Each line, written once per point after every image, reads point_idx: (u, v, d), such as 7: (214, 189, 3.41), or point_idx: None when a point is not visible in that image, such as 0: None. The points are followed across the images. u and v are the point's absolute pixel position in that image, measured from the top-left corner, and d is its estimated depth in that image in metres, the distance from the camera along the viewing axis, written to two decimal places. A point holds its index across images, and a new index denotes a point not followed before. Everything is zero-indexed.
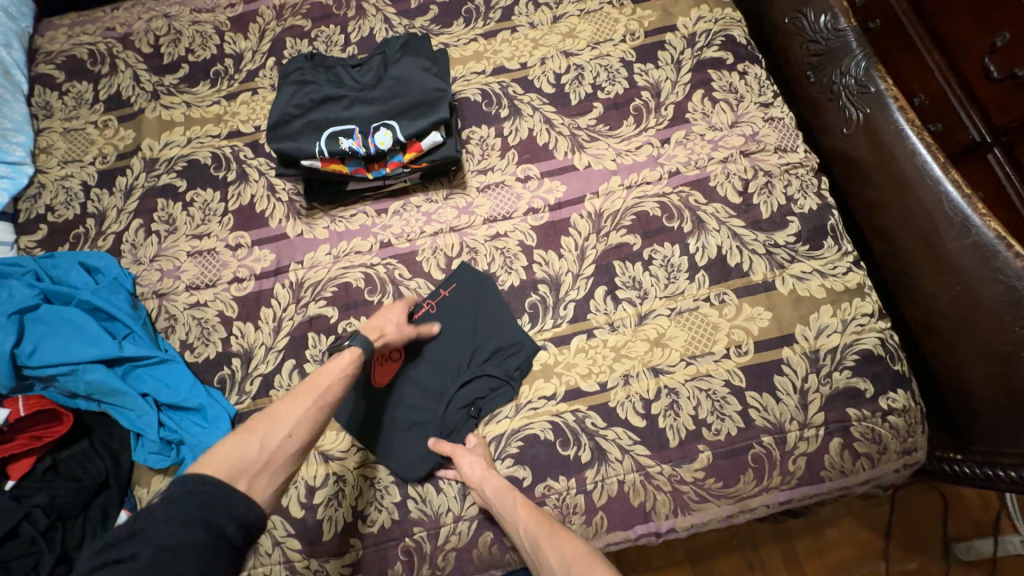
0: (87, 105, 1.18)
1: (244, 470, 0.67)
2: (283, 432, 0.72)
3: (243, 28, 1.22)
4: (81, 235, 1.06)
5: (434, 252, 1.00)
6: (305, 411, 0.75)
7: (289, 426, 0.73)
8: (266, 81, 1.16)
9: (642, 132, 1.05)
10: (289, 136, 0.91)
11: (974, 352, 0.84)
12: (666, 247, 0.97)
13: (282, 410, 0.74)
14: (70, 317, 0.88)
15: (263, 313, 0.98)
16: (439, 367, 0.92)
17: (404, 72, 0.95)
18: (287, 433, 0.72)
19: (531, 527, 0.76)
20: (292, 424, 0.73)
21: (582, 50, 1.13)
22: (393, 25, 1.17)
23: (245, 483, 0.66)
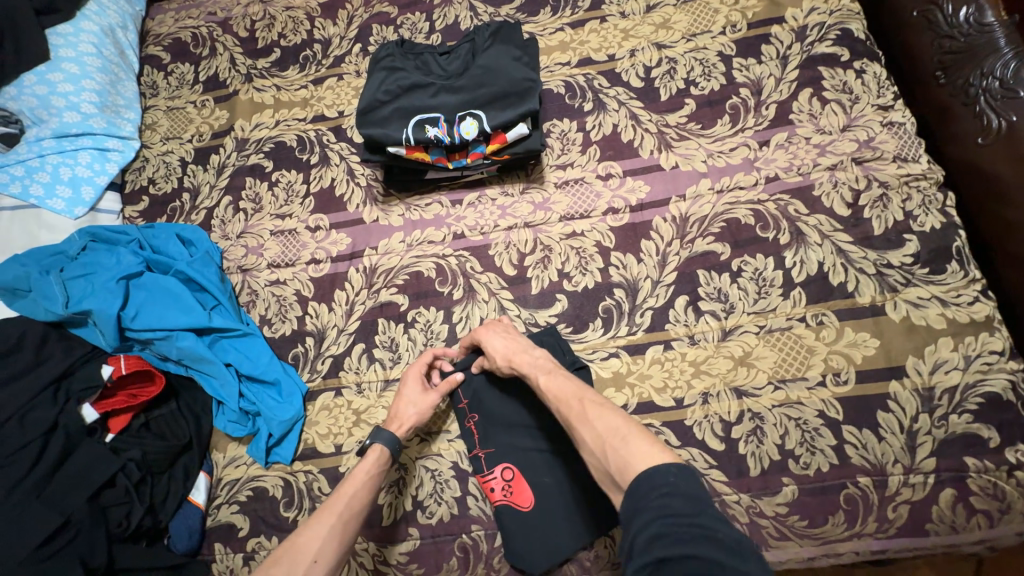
0: (188, 85, 1.25)
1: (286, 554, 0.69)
2: (307, 562, 0.69)
3: (332, 14, 1.24)
4: (177, 209, 1.13)
5: (507, 248, 0.98)
6: (332, 531, 0.72)
7: (314, 552, 0.70)
8: (351, 66, 1.18)
9: (738, 132, 0.98)
10: (378, 122, 0.91)
11: None
12: (758, 259, 0.89)
13: (310, 521, 0.73)
14: (167, 286, 0.93)
15: (337, 296, 1.00)
16: (520, 425, 0.85)
17: (493, 60, 0.92)
18: (315, 559, 0.69)
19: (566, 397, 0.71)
20: (317, 551, 0.70)
21: (676, 42, 1.06)
22: (478, 13, 1.15)
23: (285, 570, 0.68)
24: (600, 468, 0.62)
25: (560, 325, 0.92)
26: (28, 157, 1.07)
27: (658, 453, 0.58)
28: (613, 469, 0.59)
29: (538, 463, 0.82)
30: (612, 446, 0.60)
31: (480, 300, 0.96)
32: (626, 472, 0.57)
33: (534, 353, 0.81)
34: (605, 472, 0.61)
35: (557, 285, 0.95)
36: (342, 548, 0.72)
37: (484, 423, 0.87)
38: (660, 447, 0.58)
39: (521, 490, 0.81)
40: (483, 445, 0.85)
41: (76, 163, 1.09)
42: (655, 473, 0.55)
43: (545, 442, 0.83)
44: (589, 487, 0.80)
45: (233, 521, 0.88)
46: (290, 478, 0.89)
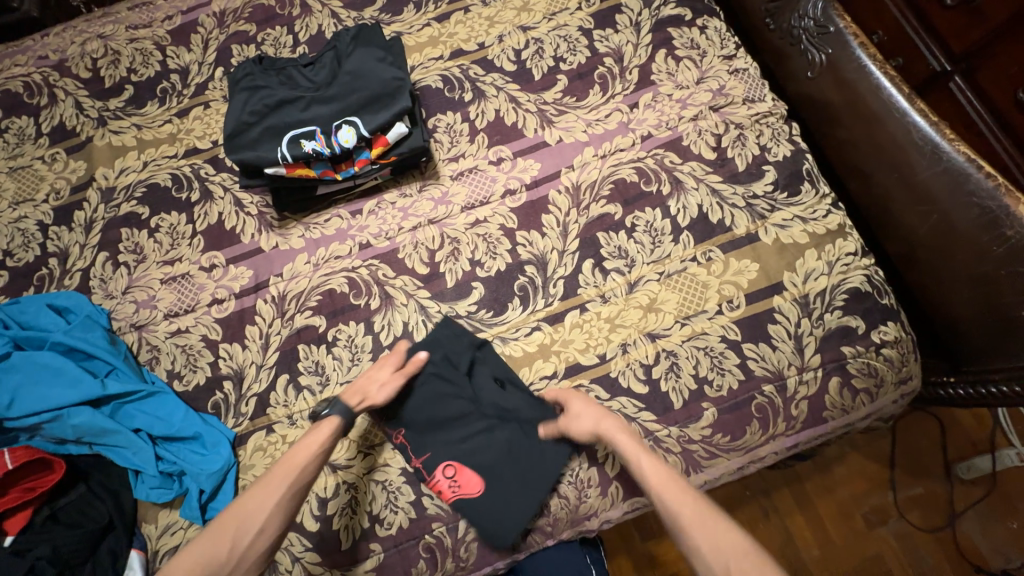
0: (31, 140, 1.12)
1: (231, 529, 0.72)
2: (252, 531, 0.72)
3: (185, 40, 1.16)
4: (46, 277, 1.01)
5: (416, 247, 0.98)
6: (278, 504, 0.74)
7: (259, 523, 0.73)
8: (217, 93, 1.12)
9: (609, 99, 1.04)
10: (248, 145, 0.88)
11: (961, 278, 0.84)
12: (647, 212, 0.96)
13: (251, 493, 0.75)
14: (44, 362, 0.84)
15: (249, 332, 0.95)
16: (445, 421, 0.87)
17: (359, 65, 0.91)
18: (259, 530, 0.73)
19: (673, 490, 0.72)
20: (263, 520, 0.73)
21: (539, 22, 1.10)
22: (342, 19, 1.13)
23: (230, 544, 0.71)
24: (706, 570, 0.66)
25: (481, 312, 0.94)
26: None
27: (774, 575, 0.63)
28: None
29: (479, 444, 0.85)
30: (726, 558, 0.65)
31: (399, 305, 0.95)
32: None
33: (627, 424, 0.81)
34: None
35: (471, 274, 0.96)
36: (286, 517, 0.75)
37: (408, 433, 0.87)
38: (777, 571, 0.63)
39: (472, 478, 0.84)
40: (416, 455, 0.86)
41: None
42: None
43: (475, 425, 0.87)
44: (534, 443, 0.85)
45: None
46: None
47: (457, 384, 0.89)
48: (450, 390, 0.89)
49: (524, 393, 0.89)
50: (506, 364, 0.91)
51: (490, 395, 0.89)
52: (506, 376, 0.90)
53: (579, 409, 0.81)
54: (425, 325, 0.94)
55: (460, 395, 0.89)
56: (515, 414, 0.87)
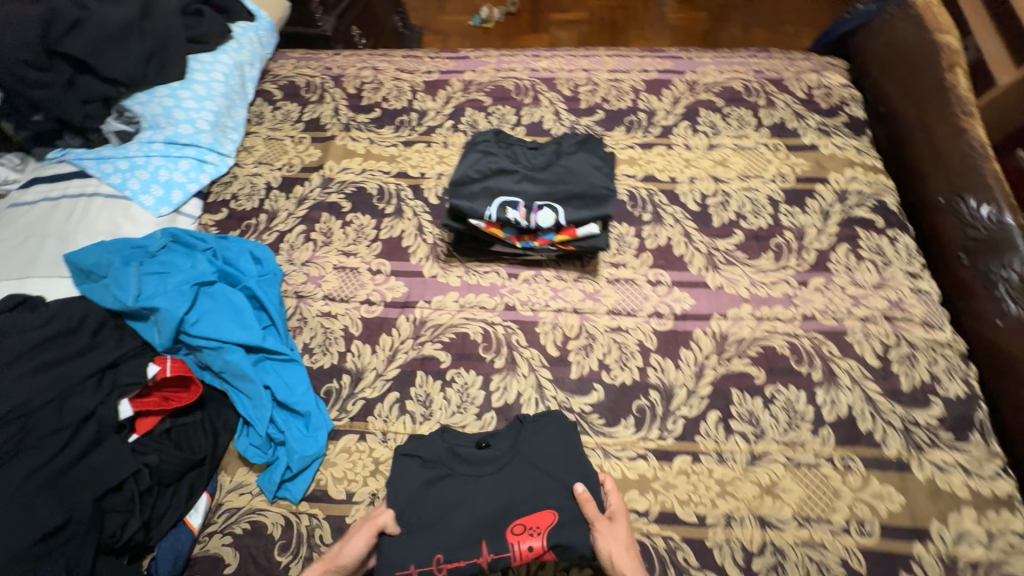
0: (291, 122, 1.39)
1: None
2: None
3: (433, 91, 1.41)
4: (252, 226, 1.20)
5: (554, 328, 1.03)
6: None
7: None
8: (441, 138, 1.32)
9: (781, 269, 1.07)
10: (466, 195, 0.99)
11: None
12: (790, 390, 0.94)
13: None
14: (231, 298, 0.96)
15: (382, 340, 1.03)
16: (466, 503, 0.81)
17: (575, 164, 1.05)
18: None
19: None
20: None
21: (732, 179, 1.20)
22: (562, 119, 1.32)
23: None
24: None
25: (593, 415, 0.94)
26: (136, 155, 1.16)
27: None
28: None
29: (488, 500, 0.81)
30: None
31: (519, 374, 0.98)
32: None
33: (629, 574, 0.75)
34: None
35: (596, 374, 0.98)
36: None
37: (421, 542, 0.78)
38: None
39: (539, 523, 0.79)
40: (445, 553, 0.77)
41: (175, 168, 1.18)
42: None
43: (498, 497, 0.81)
44: (554, 457, 0.85)
45: (221, 554, 0.84)
46: (292, 519, 0.87)
47: (485, 460, 0.85)
48: (445, 471, 0.85)
49: (556, 467, 0.84)
50: (543, 437, 0.87)
51: (500, 454, 0.86)
52: (543, 451, 0.86)
53: (615, 531, 0.78)
54: (537, 403, 0.95)
55: (487, 474, 0.84)
56: (545, 489, 0.82)
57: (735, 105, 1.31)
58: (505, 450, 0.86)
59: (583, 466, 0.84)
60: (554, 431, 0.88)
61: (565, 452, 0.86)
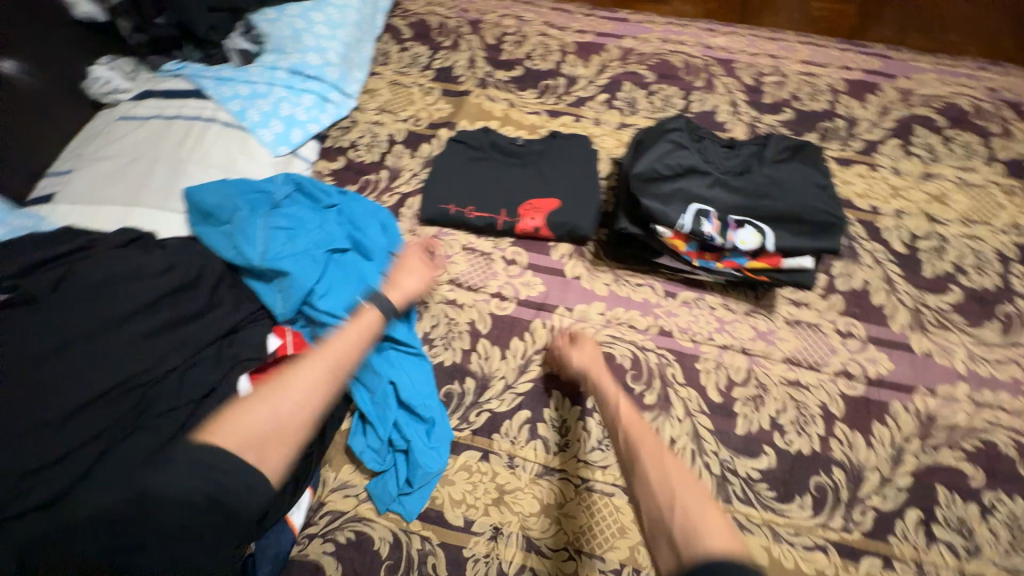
0: (419, 67, 1.21)
1: (253, 440, 0.50)
2: (293, 404, 0.54)
3: (586, 55, 1.21)
4: (370, 182, 1.05)
5: (718, 368, 0.87)
6: (326, 374, 0.58)
7: (293, 399, 0.54)
8: (591, 112, 1.13)
9: (1009, 346, 0.87)
10: (658, 195, 0.81)
11: None
12: (1017, 505, 0.76)
13: (267, 403, 0.53)
14: (364, 271, 0.82)
15: (514, 344, 0.89)
16: (500, 184, 0.99)
17: (781, 175, 0.85)
18: (297, 404, 0.54)
19: (642, 432, 0.64)
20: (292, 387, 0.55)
21: (951, 221, 0.97)
22: (740, 111, 1.10)
23: (257, 459, 0.50)
24: (660, 525, 0.52)
25: (763, 484, 0.78)
26: (258, 81, 1.02)
27: (729, 534, 0.49)
28: (679, 533, 0.50)
29: (517, 181, 1.00)
30: (694, 527, 0.50)
31: (674, 417, 0.83)
32: (692, 538, 0.49)
33: (615, 394, 0.72)
34: (661, 524, 0.53)
35: (766, 434, 0.82)
36: (321, 395, 0.57)
37: (459, 195, 0.99)
38: (730, 528, 0.50)
39: (548, 205, 0.96)
40: (475, 205, 0.97)
41: (298, 103, 1.03)
42: (724, 558, 0.46)
43: (525, 185, 0.99)
44: (567, 161, 1.02)
45: (320, 563, 0.73)
46: (401, 537, 0.75)
47: (523, 149, 1.04)
48: (489, 159, 1.03)
49: (563, 171, 1.00)
50: (552, 149, 1.04)
51: (530, 155, 1.03)
52: (568, 160, 1.02)
53: (584, 351, 0.81)
54: (693, 457, 0.80)
55: (521, 159, 1.03)
56: (558, 191, 0.98)
57: (960, 127, 1.07)
58: (543, 152, 1.04)
59: (592, 182, 0.99)
60: (573, 156, 1.02)
61: (578, 166, 1.01)
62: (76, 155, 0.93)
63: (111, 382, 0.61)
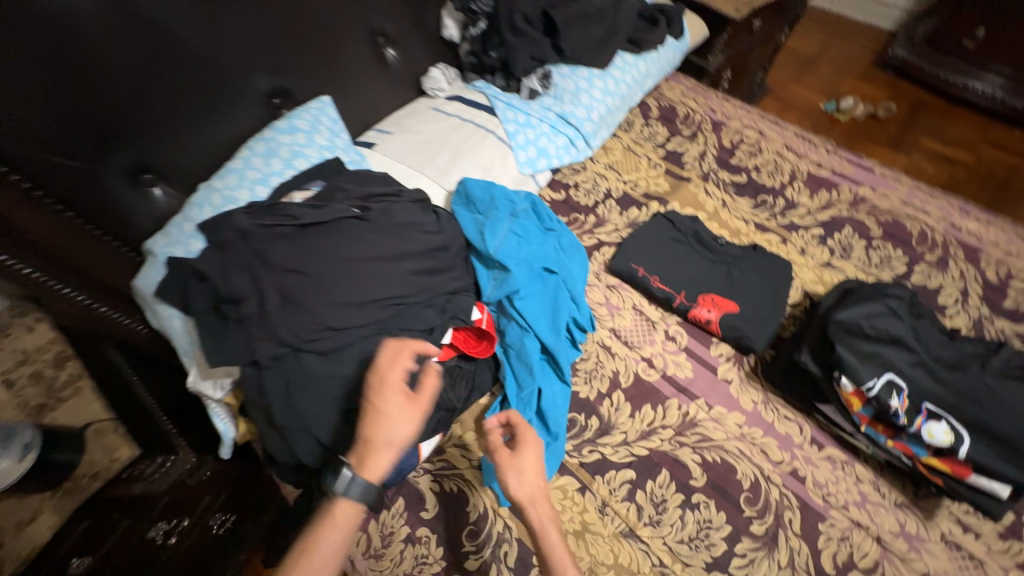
0: (654, 144, 1.37)
1: None
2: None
3: (814, 187, 1.24)
4: (578, 220, 1.21)
5: (843, 541, 0.82)
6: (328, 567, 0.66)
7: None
8: (800, 240, 1.15)
9: None
10: (852, 349, 0.82)
11: None
12: None
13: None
14: (557, 294, 0.98)
15: (645, 409, 0.95)
16: (689, 268, 1.09)
17: (1002, 390, 0.79)
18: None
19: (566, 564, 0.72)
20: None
21: None
22: (969, 303, 1.03)
23: None
24: None
25: None
26: (533, 115, 1.27)
27: None
28: None
29: (706, 272, 1.08)
30: None
31: (775, 560, 0.81)
32: None
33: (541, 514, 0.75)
34: None
35: None
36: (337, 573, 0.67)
37: (650, 261, 1.10)
38: None
39: (726, 306, 1.02)
40: (660, 276, 1.08)
41: (553, 141, 1.26)
42: None
43: (711, 279, 1.07)
44: (760, 276, 1.07)
45: (424, 495, 0.87)
46: (489, 515, 0.85)
47: (722, 247, 1.12)
48: (688, 245, 1.13)
49: (752, 282, 1.06)
50: (750, 258, 1.10)
51: (726, 255, 1.11)
52: (761, 275, 1.07)
53: (524, 467, 0.77)
54: None
55: (717, 254, 1.11)
56: (740, 298, 1.04)
57: None
58: (739, 257, 1.10)
59: (777, 304, 1.03)
60: (768, 274, 1.07)
61: (768, 284, 1.06)
62: (398, 122, 1.27)
63: (383, 306, 0.81)
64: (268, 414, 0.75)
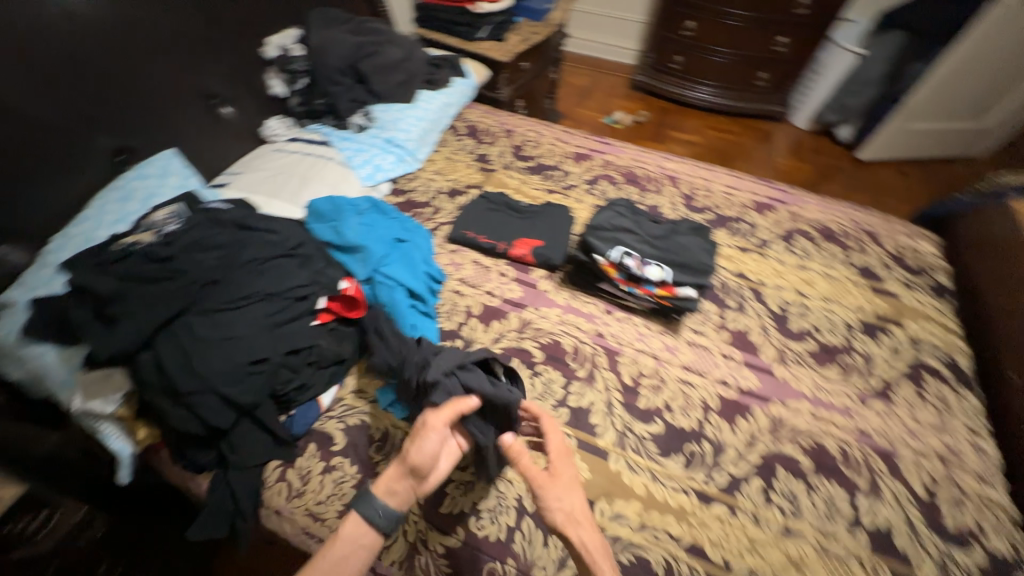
0: (466, 152, 1.79)
1: None
2: None
3: (579, 161, 1.77)
4: (419, 213, 1.54)
5: (633, 363, 1.21)
6: None
7: None
8: (576, 194, 1.64)
9: (845, 383, 1.19)
10: (598, 239, 1.28)
11: None
12: (832, 486, 1.02)
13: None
14: (410, 257, 1.27)
15: (493, 324, 1.27)
16: (503, 224, 1.48)
17: (684, 242, 1.31)
18: None
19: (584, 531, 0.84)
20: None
21: (815, 297, 1.36)
22: (678, 208, 1.59)
23: None
24: None
25: (650, 441, 1.08)
26: (364, 143, 1.60)
27: None
28: None
29: (516, 224, 1.48)
30: None
31: (595, 388, 1.17)
32: None
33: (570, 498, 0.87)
34: None
35: (659, 410, 1.13)
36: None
37: (476, 226, 1.47)
38: None
39: (532, 242, 1.43)
40: (485, 234, 1.45)
41: (385, 159, 1.59)
42: None
43: (520, 227, 1.47)
44: (551, 219, 1.50)
45: (332, 433, 1.06)
46: (390, 430, 1.07)
47: (524, 207, 1.54)
48: (502, 210, 1.53)
49: (548, 223, 1.49)
50: (544, 210, 1.54)
51: (527, 210, 1.53)
52: (553, 218, 1.51)
53: (558, 481, 0.88)
54: (603, 414, 1.12)
55: (521, 211, 1.53)
56: (541, 234, 1.45)
57: (830, 241, 1.52)
58: (536, 211, 1.54)
59: (566, 233, 1.46)
60: (556, 217, 1.51)
61: (557, 223, 1.49)
62: (246, 165, 1.48)
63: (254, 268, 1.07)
64: (173, 388, 0.91)
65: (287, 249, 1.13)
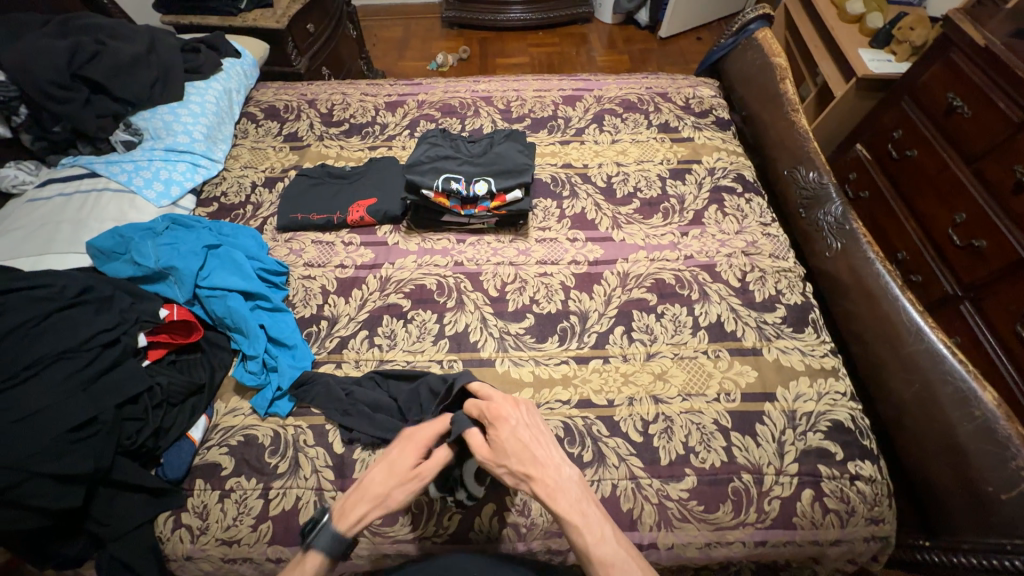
0: (272, 136, 1.65)
1: None
2: None
3: (393, 110, 1.72)
4: (239, 215, 1.42)
5: (494, 277, 1.28)
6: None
7: None
8: (399, 143, 1.61)
9: (667, 225, 1.37)
10: (421, 175, 1.30)
11: (941, 449, 0.95)
12: (675, 307, 1.21)
13: None
14: (234, 258, 1.19)
15: (353, 293, 1.25)
16: (332, 194, 1.42)
17: (502, 151, 1.38)
18: None
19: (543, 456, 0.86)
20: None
21: (630, 163, 1.52)
22: (497, 125, 1.64)
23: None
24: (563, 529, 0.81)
25: (526, 335, 1.18)
26: (140, 159, 1.39)
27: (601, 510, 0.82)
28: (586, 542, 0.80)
29: (346, 189, 1.43)
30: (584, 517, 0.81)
31: (467, 310, 1.22)
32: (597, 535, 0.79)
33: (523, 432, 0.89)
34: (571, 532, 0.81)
35: (527, 306, 1.23)
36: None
37: (303, 205, 1.39)
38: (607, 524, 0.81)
39: (366, 201, 1.39)
40: (316, 210, 1.37)
41: (174, 170, 1.40)
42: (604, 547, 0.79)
43: (350, 191, 1.42)
44: (379, 173, 1.47)
45: (218, 460, 0.99)
46: (280, 430, 1.03)
47: (348, 171, 1.48)
48: (326, 181, 1.46)
49: (377, 178, 1.45)
50: (369, 167, 1.49)
51: (352, 173, 1.48)
52: (381, 171, 1.47)
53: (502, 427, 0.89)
54: (480, 329, 1.19)
55: (346, 176, 1.47)
56: (373, 190, 1.42)
57: (632, 111, 1.68)
58: (362, 170, 1.49)
59: (398, 181, 1.44)
60: (384, 170, 1.48)
61: (387, 175, 1.47)
62: None
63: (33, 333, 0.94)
64: None
65: (69, 300, 1.00)
